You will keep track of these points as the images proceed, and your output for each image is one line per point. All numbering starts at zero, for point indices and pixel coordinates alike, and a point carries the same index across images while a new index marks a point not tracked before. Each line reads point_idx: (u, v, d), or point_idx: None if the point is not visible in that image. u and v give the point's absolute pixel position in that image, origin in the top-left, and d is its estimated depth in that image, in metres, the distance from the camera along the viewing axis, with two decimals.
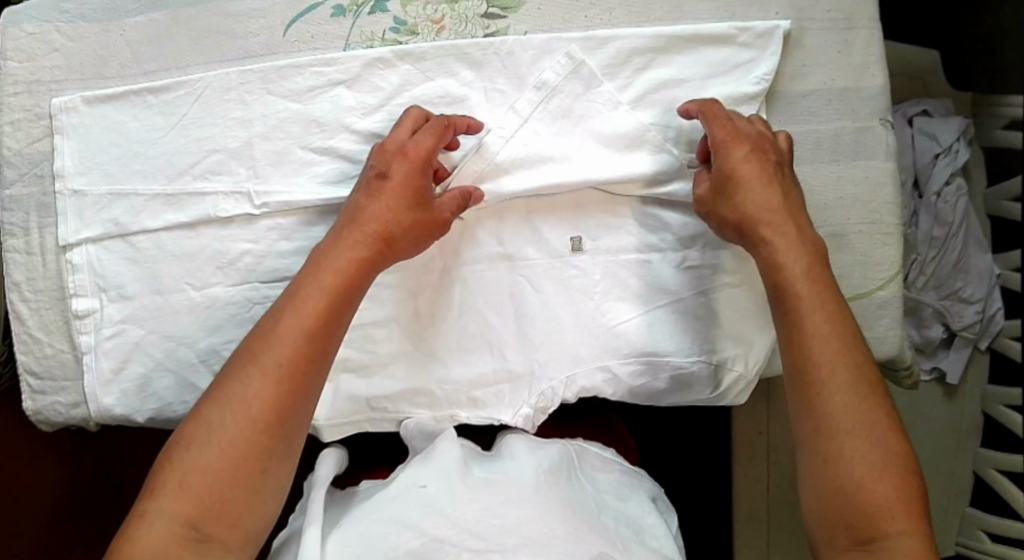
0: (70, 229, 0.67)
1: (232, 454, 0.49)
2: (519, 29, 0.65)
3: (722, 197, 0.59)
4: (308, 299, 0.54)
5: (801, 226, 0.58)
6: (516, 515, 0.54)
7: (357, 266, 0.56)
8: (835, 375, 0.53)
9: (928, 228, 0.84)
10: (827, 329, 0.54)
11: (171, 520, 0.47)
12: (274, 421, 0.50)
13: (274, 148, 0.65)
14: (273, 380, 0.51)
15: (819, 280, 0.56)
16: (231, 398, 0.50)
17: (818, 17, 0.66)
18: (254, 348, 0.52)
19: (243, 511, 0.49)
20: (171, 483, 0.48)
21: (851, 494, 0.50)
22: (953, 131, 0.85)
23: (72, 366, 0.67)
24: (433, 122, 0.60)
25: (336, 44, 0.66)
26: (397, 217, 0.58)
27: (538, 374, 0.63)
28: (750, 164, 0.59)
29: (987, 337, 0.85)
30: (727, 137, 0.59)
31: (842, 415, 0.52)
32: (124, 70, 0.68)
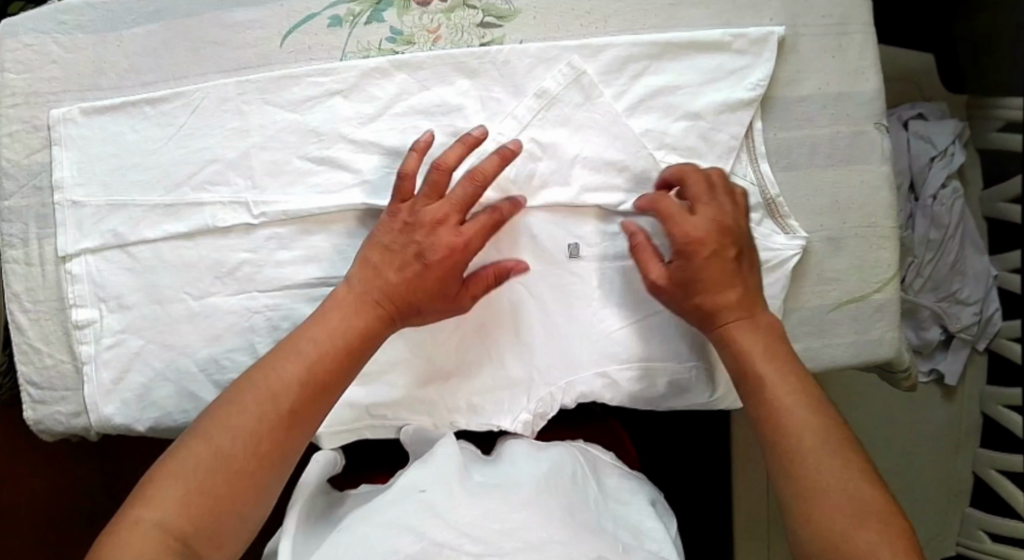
0: (70, 240, 0.67)
1: (232, 480, 0.49)
2: (515, 38, 0.65)
3: (682, 292, 0.59)
4: (324, 337, 0.55)
5: (743, 312, 0.58)
6: (516, 519, 0.54)
7: (378, 310, 0.57)
8: (803, 437, 0.53)
9: (925, 231, 0.85)
10: (791, 398, 0.55)
11: (159, 532, 0.47)
12: (270, 451, 0.51)
13: (272, 158, 0.65)
14: (281, 418, 0.52)
15: (766, 347, 0.57)
16: (237, 424, 0.51)
17: (812, 23, 0.66)
18: (266, 378, 0.53)
19: (229, 534, 0.49)
20: (169, 496, 0.48)
21: (835, 546, 0.49)
22: (949, 133, 0.86)
23: (73, 377, 0.68)
24: (410, 157, 0.59)
25: (334, 54, 0.66)
26: (424, 292, 0.57)
27: (538, 380, 0.64)
28: (720, 255, 0.58)
29: (985, 338, 0.85)
30: (686, 236, 0.58)
31: (816, 474, 0.51)
32: (122, 81, 0.68)
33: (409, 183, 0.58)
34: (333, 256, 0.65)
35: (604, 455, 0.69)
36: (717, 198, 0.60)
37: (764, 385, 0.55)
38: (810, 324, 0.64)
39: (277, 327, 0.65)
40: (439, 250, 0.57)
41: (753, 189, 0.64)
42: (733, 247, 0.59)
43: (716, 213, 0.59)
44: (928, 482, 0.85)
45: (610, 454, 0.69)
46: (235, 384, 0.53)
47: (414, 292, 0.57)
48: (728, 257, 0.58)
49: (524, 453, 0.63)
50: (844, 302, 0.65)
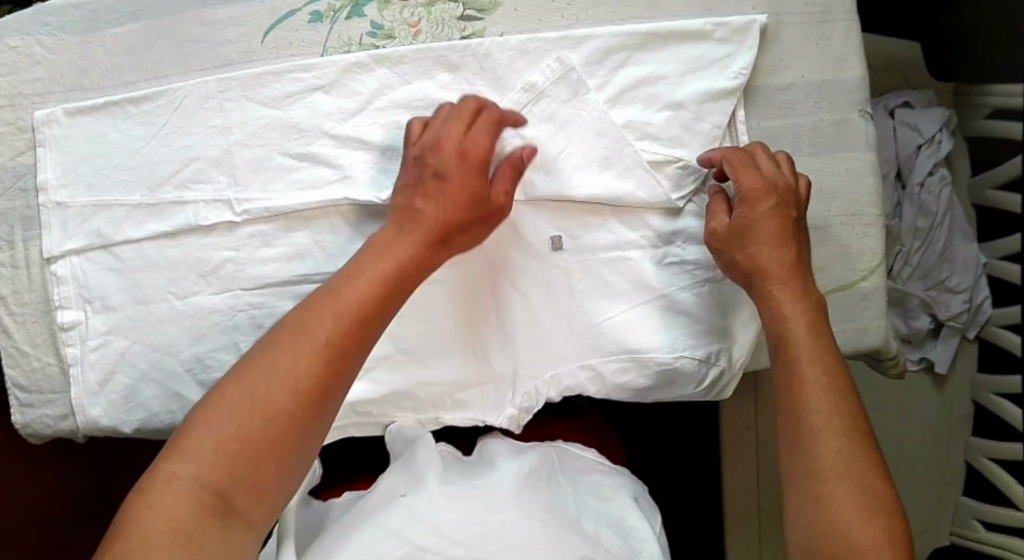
0: (55, 241, 0.67)
1: (276, 426, 0.48)
2: (496, 30, 0.65)
3: (738, 242, 0.58)
4: (362, 279, 0.53)
5: (801, 278, 0.58)
6: (498, 522, 0.54)
7: (420, 251, 0.55)
8: (830, 420, 0.53)
9: (913, 220, 0.84)
10: (827, 377, 0.54)
11: (195, 487, 0.46)
12: (316, 397, 0.49)
13: (254, 155, 0.65)
14: (323, 358, 0.50)
15: (811, 319, 0.57)
16: (277, 366, 0.49)
17: (795, 11, 0.66)
18: (303, 321, 0.51)
19: (270, 487, 0.48)
20: (205, 445, 0.47)
21: (838, 535, 0.49)
22: (936, 121, 0.85)
23: (60, 379, 0.68)
24: (462, 107, 0.59)
25: (315, 50, 0.66)
26: (451, 206, 0.56)
27: (522, 374, 0.63)
28: (786, 215, 0.59)
29: (976, 327, 0.85)
30: (756, 189, 0.59)
31: (834, 459, 0.51)
32: (104, 81, 0.68)
33: (419, 125, 0.60)
34: (316, 252, 0.65)
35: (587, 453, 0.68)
36: (784, 165, 0.61)
37: (801, 359, 0.55)
38: None
39: (261, 325, 0.65)
40: (453, 165, 0.57)
41: None
42: (796, 209, 0.59)
43: (780, 174, 0.60)
44: (921, 474, 0.84)
45: (593, 451, 0.69)
46: (275, 326, 0.52)
47: (446, 210, 0.56)
48: (791, 218, 0.59)
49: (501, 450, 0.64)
50: (829, 291, 0.65)
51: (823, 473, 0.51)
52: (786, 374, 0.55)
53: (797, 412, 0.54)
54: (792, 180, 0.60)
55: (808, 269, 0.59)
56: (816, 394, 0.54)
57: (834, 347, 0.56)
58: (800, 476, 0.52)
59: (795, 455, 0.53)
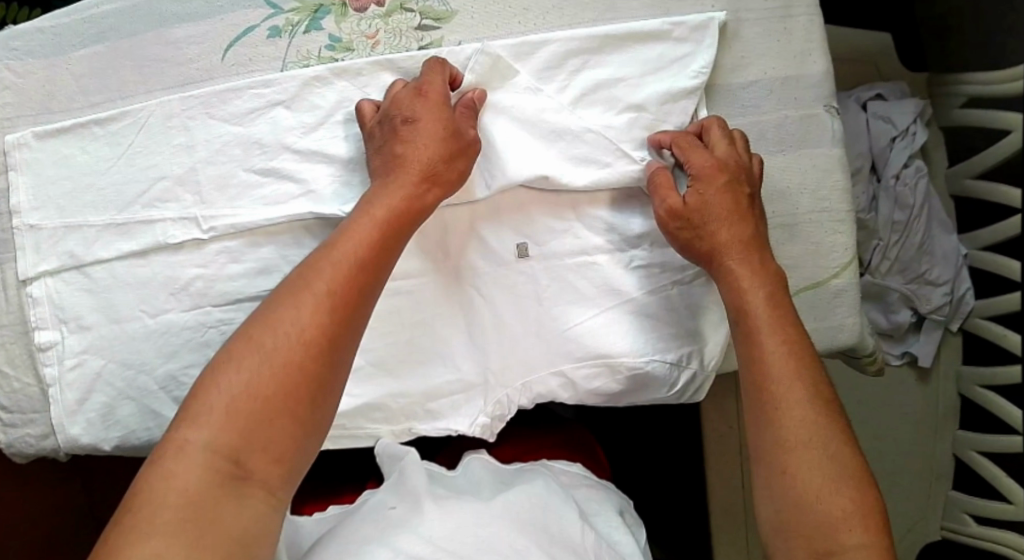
0: (29, 263, 0.68)
1: (288, 378, 0.49)
2: (452, 39, 0.65)
3: (691, 221, 0.59)
4: (356, 236, 0.54)
5: (758, 255, 0.59)
6: (489, 532, 0.55)
7: (411, 207, 0.57)
8: (791, 390, 0.53)
9: (889, 212, 0.83)
10: (786, 346, 0.55)
11: (212, 451, 0.46)
12: (325, 346, 0.50)
13: (219, 172, 0.65)
14: (328, 308, 0.51)
15: (771, 293, 0.57)
16: (283, 321, 0.50)
17: (754, 7, 0.65)
18: (300, 281, 0.52)
19: (288, 445, 0.48)
20: (216, 408, 0.47)
21: (805, 508, 0.50)
22: (910, 113, 0.84)
23: (40, 399, 0.68)
24: (431, 63, 0.61)
25: (274, 65, 0.66)
26: (432, 141, 0.58)
27: (492, 382, 0.63)
28: (734, 190, 0.59)
29: (959, 318, 0.84)
30: (705, 168, 0.59)
31: (799, 430, 0.52)
32: (72, 103, 0.68)
33: (369, 105, 0.61)
34: (282, 267, 0.65)
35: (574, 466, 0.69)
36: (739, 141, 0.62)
37: (760, 329, 0.56)
38: None
39: None
40: (422, 105, 0.59)
41: None
42: (749, 184, 0.60)
43: (732, 150, 0.61)
44: (911, 467, 0.83)
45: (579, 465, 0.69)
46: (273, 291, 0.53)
47: (427, 149, 0.58)
48: (744, 194, 0.60)
49: (484, 471, 0.64)
50: (800, 289, 0.64)
51: (789, 444, 0.52)
52: (747, 345, 0.56)
53: (759, 383, 0.54)
54: (743, 157, 0.61)
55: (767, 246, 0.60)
56: (777, 365, 0.54)
57: (794, 315, 0.57)
58: (767, 448, 0.52)
59: (761, 427, 0.53)
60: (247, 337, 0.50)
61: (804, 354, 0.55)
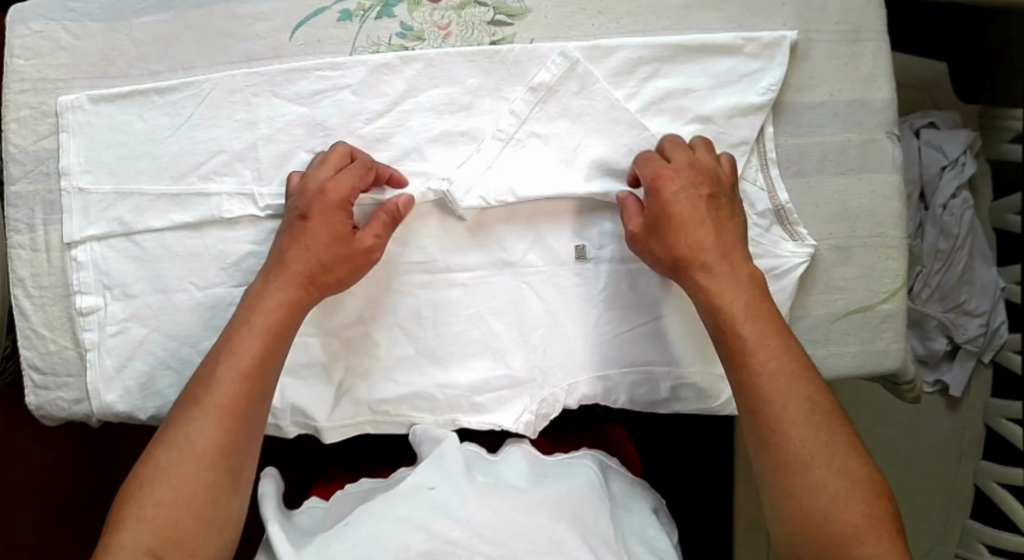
0: (75, 226, 0.67)
1: (185, 484, 0.49)
2: (525, 37, 0.64)
3: (656, 231, 0.58)
4: (245, 333, 0.55)
5: (733, 261, 0.57)
6: (525, 520, 0.55)
7: (290, 291, 0.57)
8: (787, 406, 0.51)
9: (934, 241, 0.84)
10: (775, 361, 0.53)
11: (131, 553, 0.47)
12: (218, 449, 0.50)
13: (280, 151, 0.65)
14: (218, 414, 0.51)
15: (749, 300, 0.56)
16: (178, 434, 0.51)
17: (825, 29, 0.65)
18: (191, 393, 0.52)
19: (198, 539, 0.49)
20: (129, 513, 0.48)
21: (818, 524, 0.48)
22: (961, 143, 0.84)
23: (76, 363, 0.68)
24: (356, 165, 0.60)
25: (343, 49, 0.66)
26: (314, 247, 0.58)
27: (540, 380, 0.64)
28: (689, 192, 0.58)
29: (991, 350, 0.85)
30: (657, 176, 0.59)
31: (799, 449, 0.50)
32: (130, 69, 0.68)
33: (343, 148, 0.61)
34: None
35: (606, 460, 0.69)
36: (699, 149, 0.60)
37: (748, 346, 0.54)
38: (815, 333, 0.65)
39: None
40: (325, 216, 0.59)
41: (762, 195, 0.64)
42: (709, 184, 0.59)
43: (688, 155, 0.60)
44: (930, 492, 0.86)
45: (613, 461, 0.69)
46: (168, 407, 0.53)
47: (309, 257, 0.58)
48: (720, 204, 0.59)
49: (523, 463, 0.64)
50: (850, 311, 0.65)
51: (791, 463, 0.50)
52: (734, 363, 0.54)
53: (752, 404, 0.52)
54: (696, 156, 0.60)
55: (744, 251, 0.58)
56: (774, 379, 0.52)
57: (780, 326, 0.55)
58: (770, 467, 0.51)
59: (760, 448, 0.52)
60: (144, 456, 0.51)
61: (801, 364, 0.53)
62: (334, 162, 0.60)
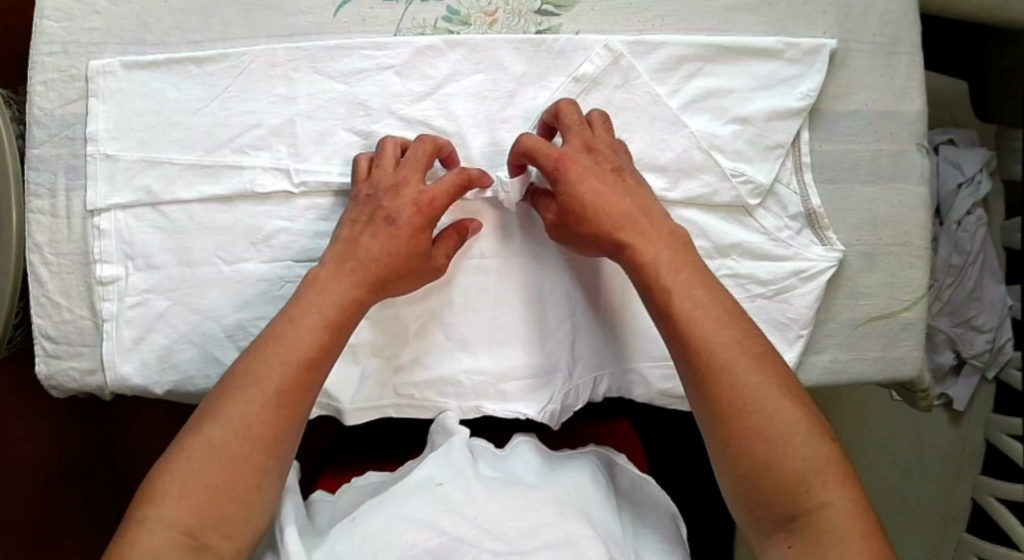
0: (100, 193, 0.66)
1: (231, 468, 0.49)
2: (571, 28, 0.65)
3: (573, 215, 0.57)
4: (305, 322, 0.54)
5: (654, 222, 0.57)
6: (534, 516, 0.55)
7: (352, 284, 0.56)
8: (720, 354, 0.51)
9: (948, 255, 0.86)
10: (700, 308, 0.53)
11: (168, 529, 0.47)
12: (271, 438, 0.51)
13: (318, 128, 0.65)
14: (274, 403, 0.51)
15: (673, 253, 0.55)
16: (228, 414, 0.51)
17: (863, 39, 0.66)
18: (245, 374, 0.52)
19: (240, 523, 0.49)
20: (171, 488, 0.48)
21: (766, 469, 0.48)
22: (978, 161, 0.87)
23: (92, 333, 0.66)
24: (453, 175, 0.59)
25: (388, 28, 0.66)
26: (396, 253, 0.58)
27: (568, 370, 0.64)
28: (593, 171, 0.58)
29: (995, 367, 0.86)
30: (559, 160, 0.58)
31: (741, 394, 0.50)
32: (166, 37, 0.67)
33: (395, 142, 0.61)
34: None
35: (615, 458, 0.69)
36: (595, 123, 0.60)
37: (673, 299, 0.53)
38: (838, 337, 0.66)
39: None
40: (412, 229, 0.58)
41: (795, 198, 0.65)
42: (611, 160, 0.59)
43: (583, 135, 0.59)
44: (928, 503, 0.88)
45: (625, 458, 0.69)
46: (218, 381, 0.53)
47: (384, 260, 0.57)
48: (607, 165, 0.58)
49: (533, 457, 0.64)
50: (872, 318, 0.66)
51: (730, 412, 0.50)
52: (663, 316, 0.54)
53: (685, 351, 0.52)
54: (587, 133, 0.59)
55: (663, 212, 0.58)
56: (706, 326, 0.52)
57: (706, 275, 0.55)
58: (710, 420, 0.50)
59: (698, 402, 0.51)
60: (190, 430, 0.51)
61: (729, 309, 0.53)
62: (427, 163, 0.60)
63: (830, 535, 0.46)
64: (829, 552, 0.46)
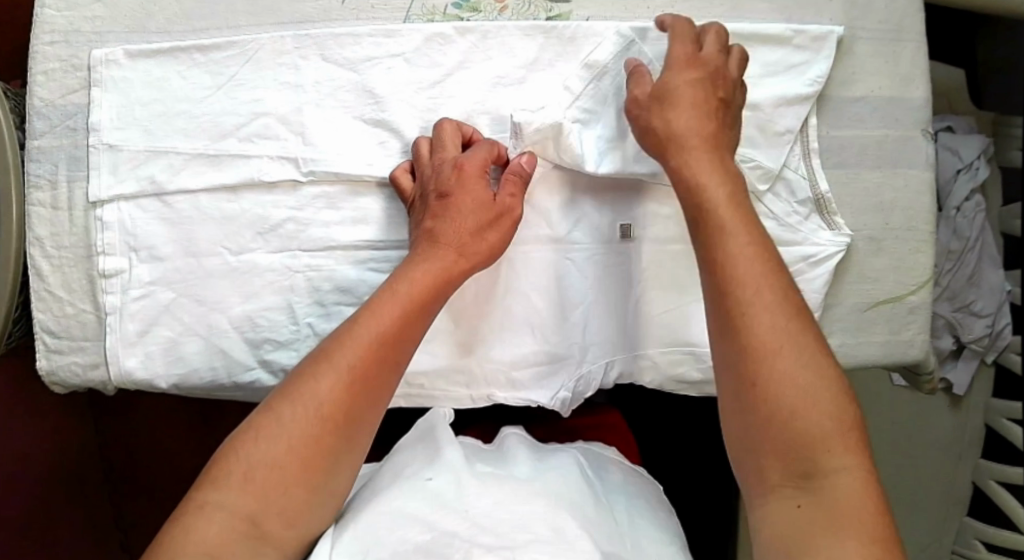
0: (103, 184, 0.64)
1: (297, 448, 0.49)
2: (581, 15, 0.66)
3: (654, 106, 0.59)
4: (389, 304, 0.54)
5: (720, 151, 0.57)
6: (527, 510, 0.52)
7: (435, 263, 0.56)
8: (758, 298, 0.51)
9: (948, 241, 0.87)
10: (749, 245, 0.53)
11: (231, 515, 0.47)
12: (343, 420, 0.50)
13: (327, 116, 0.64)
14: (349, 383, 0.51)
15: (725, 187, 0.55)
16: (302, 393, 0.50)
17: (868, 26, 0.67)
18: (325, 354, 0.52)
19: (301, 510, 0.49)
20: (236, 471, 0.48)
21: (784, 427, 0.48)
22: (976, 148, 0.88)
23: (94, 327, 0.64)
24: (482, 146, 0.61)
25: (397, 16, 0.66)
26: (461, 219, 0.58)
27: (580, 358, 0.64)
28: (692, 80, 0.59)
29: (994, 352, 0.88)
30: (688, 65, 0.59)
31: (771, 338, 0.50)
32: (171, 25, 0.66)
33: (426, 142, 0.62)
34: (380, 219, 0.65)
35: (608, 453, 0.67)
36: (733, 55, 0.61)
37: (721, 230, 0.54)
38: (845, 320, 0.66)
39: (318, 288, 0.64)
40: (470, 188, 0.59)
41: (803, 183, 0.65)
42: (724, 89, 0.59)
43: (718, 61, 0.60)
44: (929, 488, 0.90)
45: (614, 449, 0.68)
46: (299, 362, 0.53)
47: (460, 232, 0.58)
48: (713, 93, 0.59)
49: (523, 445, 0.63)
50: (879, 302, 0.66)
51: (761, 354, 0.49)
52: (704, 246, 0.54)
53: (722, 290, 0.52)
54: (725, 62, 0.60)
55: (728, 137, 0.59)
56: (745, 267, 0.52)
57: (754, 217, 0.55)
58: (737, 360, 0.50)
59: (728, 340, 0.51)
60: (263, 409, 0.50)
61: (768, 256, 0.53)
62: (457, 140, 0.61)
63: (839, 504, 0.46)
64: (835, 519, 0.46)
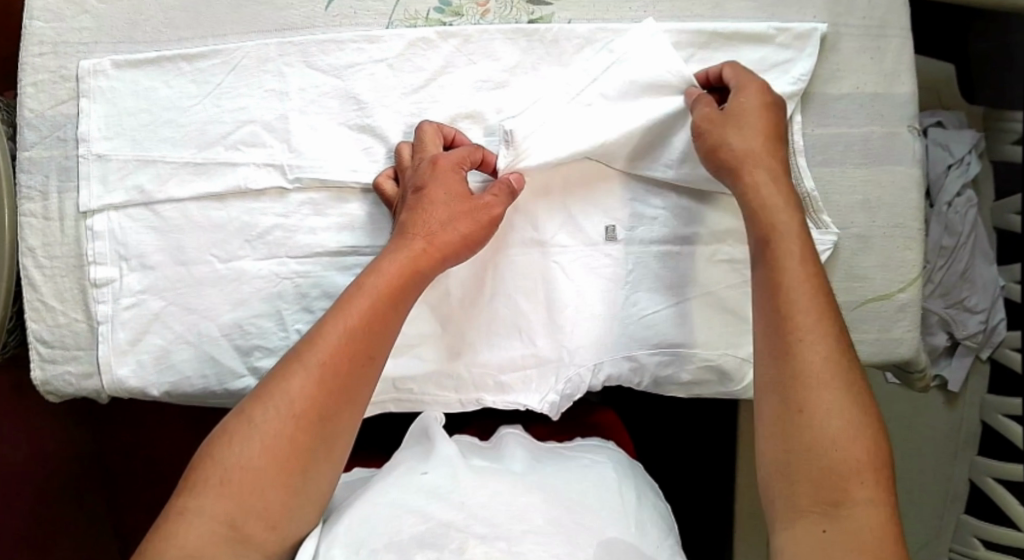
0: (92, 195, 0.65)
1: (270, 448, 0.49)
2: (563, 17, 0.66)
3: (732, 124, 0.59)
4: (358, 301, 0.54)
5: (784, 179, 0.58)
6: (523, 502, 0.51)
7: (404, 258, 0.56)
8: (815, 322, 0.52)
9: (939, 237, 0.87)
10: (807, 274, 0.54)
11: (208, 520, 0.47)
12: (314, 417, 0.50)
13: (313, 123, 0.65)
14: (319, 381, 0.51)
15: (782, 213, 0.56)
16: (273, 395, 0.51)
17: (852, 22, 0.67)
18: (297, 356, 0.52)
19: (281, 512, 0.49)
20: (212, 476, 0.49)
21: (818, 452, 0.49)
22: (966, 143, 0.88)
23: (87, 336, 0.65)
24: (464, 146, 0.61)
25: (380, 21, 0.66)
26: (434, 214, 0.57)
27: (566, 359, 0.64)
28: (765, 107, 0.60)
29: (989, 347, 0.88)
30: (759, 91, 0.60)
31: (820, 365, 0.51)
32: (157, 35, 0.66)
33: (408, 146, 0.62)
34: (366, 224, 0.65)
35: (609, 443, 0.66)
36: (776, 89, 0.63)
37: (780, 256, 0.55)
38: None
39: (306, 294, 0.65)
40: (440, 183, 0.58)
41: None
42: (783, 116, 0.61)
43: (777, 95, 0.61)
44: (924, 483, 0.89)
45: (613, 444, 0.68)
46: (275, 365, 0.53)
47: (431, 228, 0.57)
48: (780, 121, 0.60)
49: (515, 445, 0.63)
50: (867, 301, 0.66)
51: (803, 379, 0.50)
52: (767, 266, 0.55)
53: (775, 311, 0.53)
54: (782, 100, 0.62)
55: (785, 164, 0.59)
56: (800, 294, 0.53)
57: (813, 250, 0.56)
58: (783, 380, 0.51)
59: (778, 358, 0.52)
60: (237, 413, 0.51)
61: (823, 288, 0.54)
62: (434, 139, 0.61)
63: (862, 536, 0.46)
64: (855, 548, 0.46)
